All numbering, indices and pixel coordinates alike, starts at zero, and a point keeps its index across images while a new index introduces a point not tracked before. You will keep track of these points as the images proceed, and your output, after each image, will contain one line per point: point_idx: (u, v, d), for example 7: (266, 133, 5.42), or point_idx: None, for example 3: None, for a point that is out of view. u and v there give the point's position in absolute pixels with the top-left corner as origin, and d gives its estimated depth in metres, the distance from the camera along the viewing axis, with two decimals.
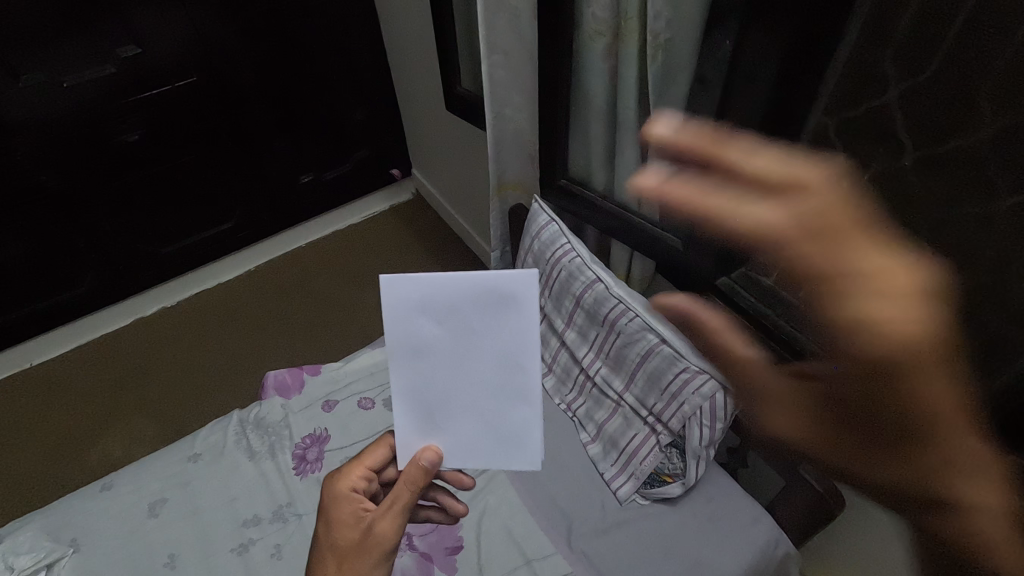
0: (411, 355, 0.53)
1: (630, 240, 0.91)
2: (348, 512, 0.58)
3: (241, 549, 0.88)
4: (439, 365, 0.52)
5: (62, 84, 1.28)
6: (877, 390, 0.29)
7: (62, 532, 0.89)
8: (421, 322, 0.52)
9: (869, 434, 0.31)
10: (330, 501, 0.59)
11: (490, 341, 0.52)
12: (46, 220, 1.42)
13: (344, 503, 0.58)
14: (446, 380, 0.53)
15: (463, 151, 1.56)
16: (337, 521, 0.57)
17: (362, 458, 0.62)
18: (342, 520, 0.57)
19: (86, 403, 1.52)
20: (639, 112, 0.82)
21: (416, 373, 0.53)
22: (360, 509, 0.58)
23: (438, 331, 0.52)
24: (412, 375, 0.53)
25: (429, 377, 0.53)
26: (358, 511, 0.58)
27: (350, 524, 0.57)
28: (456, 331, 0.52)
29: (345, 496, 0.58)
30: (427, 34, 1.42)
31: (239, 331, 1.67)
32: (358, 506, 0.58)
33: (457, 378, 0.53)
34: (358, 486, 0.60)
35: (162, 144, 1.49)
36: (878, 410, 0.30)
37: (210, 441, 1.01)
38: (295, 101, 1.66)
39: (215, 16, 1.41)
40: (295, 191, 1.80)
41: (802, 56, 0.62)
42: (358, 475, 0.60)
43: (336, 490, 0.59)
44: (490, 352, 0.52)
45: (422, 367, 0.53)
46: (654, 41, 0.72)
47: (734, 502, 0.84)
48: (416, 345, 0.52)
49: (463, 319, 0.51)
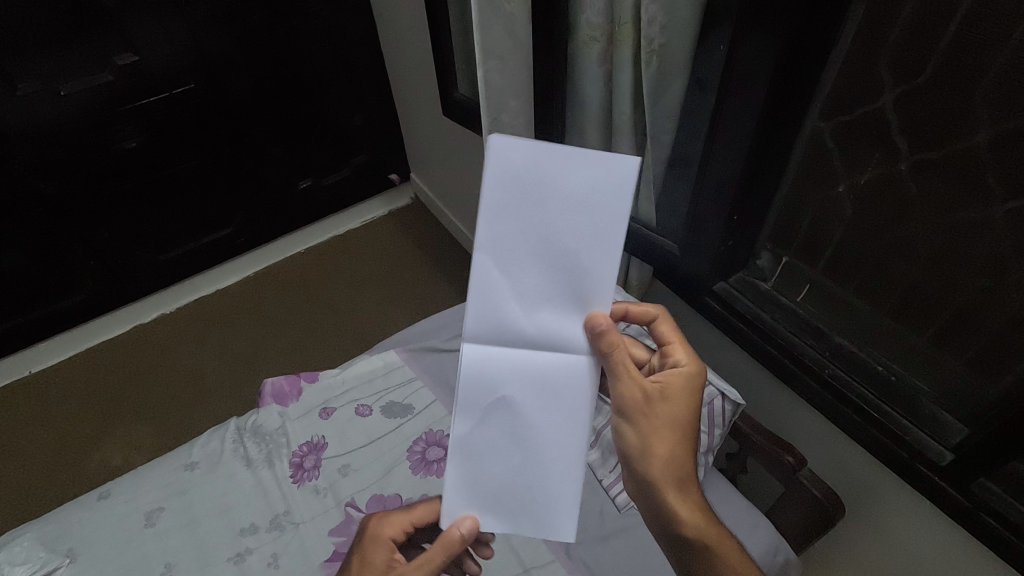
0: (497, 230, 0.45)
1: (628, 246, 0.90)
2: (379, 560, 0.60)
3: (238, 558, 0.88)
4: (547, 232, 0.46)
5: (59, 93, 1.29)
6: (695, 384, 0.58)
7: (58, 541, 0.89)
8: (502, 265, 0.46)
9: (681, 407, 0.57)
10: (367, 539, 0.62)
11: (574, 276, 0.46)
12: (44, 228, 1.42)
13: (378, 550, 0.61)
14: (543, 210, 0.45)
15: (461, 156, 1.56)
16: (369, 561, 0.60)
17: (409, 513, 0.63)
18: (371, 565, 0.60)
19: (84, 411, 1.52)
20: (634, 117, 0.82)
21: (508, 204, 0.45)
22: (392, 559, 0.60)
23: (523, 275, 0.46)
24: (507, 205, 0.45)
25: (524, 195, 0.45)
26: (389, 560, 0.60)
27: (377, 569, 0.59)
28: (519, 375, 0.48)
29: (383, 542, 0.61)
30: (424, 39, 1.42)
31: (237, 338, 1.67)
32: (390, 556, 0.60)
33: (553, 203, 0.45)
34: (398, 538, 0.62)
35: (159, 150, 1.49)
36: (693, 393, 0.58)
37: (207, 448, 1.01)
38: (293, 107, 1.66)
39: (212, 23, 1.41)
40: (294, 196, 1.80)
41: (798, 61, 0.62)
42: (402, 527, 0.62)
43: (376, 534, 0.62)
44: (568, 264, 0.47)
45: (505, 219, 0.45)
46: (649, 46, 0.72)
47: (734, 509, 0.80)
48: (498, 243, 0.46)
49: (538, 310, 0.48)
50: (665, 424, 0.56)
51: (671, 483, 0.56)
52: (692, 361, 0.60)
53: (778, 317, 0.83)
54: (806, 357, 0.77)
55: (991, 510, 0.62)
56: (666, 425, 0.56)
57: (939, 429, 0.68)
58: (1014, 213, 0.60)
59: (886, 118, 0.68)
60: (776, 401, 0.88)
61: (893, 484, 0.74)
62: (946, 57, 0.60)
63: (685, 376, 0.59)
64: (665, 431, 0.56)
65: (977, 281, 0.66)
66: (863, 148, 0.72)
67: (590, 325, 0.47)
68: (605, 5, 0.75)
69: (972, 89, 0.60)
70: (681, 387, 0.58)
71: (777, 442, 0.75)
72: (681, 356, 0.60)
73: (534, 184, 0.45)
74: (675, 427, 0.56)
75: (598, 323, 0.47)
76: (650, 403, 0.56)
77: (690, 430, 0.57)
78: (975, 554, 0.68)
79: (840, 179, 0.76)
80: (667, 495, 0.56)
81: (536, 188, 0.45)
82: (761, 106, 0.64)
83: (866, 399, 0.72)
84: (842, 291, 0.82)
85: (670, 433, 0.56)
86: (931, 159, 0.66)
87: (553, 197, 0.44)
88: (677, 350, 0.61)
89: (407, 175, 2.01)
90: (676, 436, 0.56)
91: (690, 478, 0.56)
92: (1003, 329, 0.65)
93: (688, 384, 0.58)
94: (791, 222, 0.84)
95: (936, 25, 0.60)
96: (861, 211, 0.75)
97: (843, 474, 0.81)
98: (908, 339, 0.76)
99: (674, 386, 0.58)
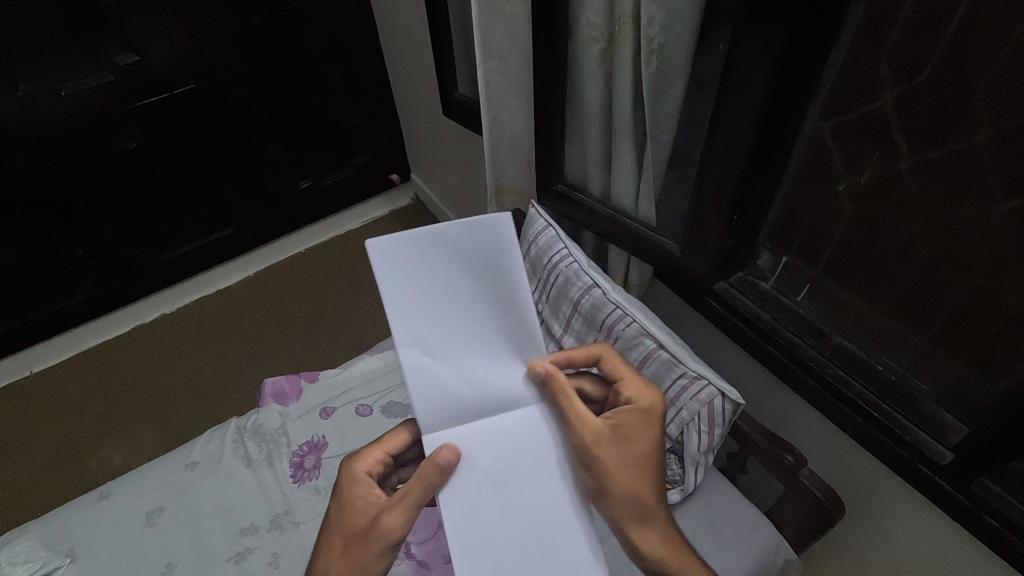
0: (412, 325, 0.51)
1: (628, 246, 0.90)
2: (358, 495, 0.59)
3: (239, 557, 0.88)
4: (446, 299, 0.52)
5: (60, 93, 1.29)
6: (653, 422, 0.59)
7: (58, 541, 0.89)
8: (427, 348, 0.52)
9: (639, 447, 0.58)
10: (342, 481, 0.60)
11: (482, 315, 0.54)
12: (44, 229, 1.42)
13: (356, 486, 0.59)
14: (448, 284, 0.52)
15: (462, 156, 1.56)
16: (348, 504, 0.59)
17: (380, 443, 0.62)
18: (351, 503, 0.58)
19: (85, 411, 1.52)
20: (634, 117, 0.82)
21: (415, 297, 0.51)
22: (371, 495, 0.59)
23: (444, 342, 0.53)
24: (414, 298, 0.51)
25: (427, 281, 0.51)
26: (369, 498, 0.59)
27: (361, 510, 0.58)
28: (480, 441, 0.55)
29: (359, 480, 0.60)
30: (424, 38, 1.42)
31: (238, 338, 1.67)
32: (369, 491, 0.59)
33: (458, 273, 0.52)
34: (373, 471, 0.61)
35: (160, 151, 1.49)
36: (650, 432, 0.59)
37: (207, 448, 1.01)
38: (294, 107, 1.66)
39: (213, 23, 1.41)
40: (294, 196, 1.80)
41: (798, 61, 0.62)
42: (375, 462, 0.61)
43: (350, 471, 0.60)
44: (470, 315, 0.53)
45: (415, 308, 0.51)
46: (649, 46, 0.72)
47: (735, 509, 0.80)
48: (419, 324, 0.52)
49: (463, 364, 0.54)
50: (623, 470, 0.57)
51: (634, 518, 0.58)
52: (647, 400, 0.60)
53: (779, 317, 0.83)
54: (806, 356, 0.77)
55: (992, 510, 0.62)
56: (626, 470, 0.57)
57: (940, 428, 0.68)
58: (1014, 213, 0.60)
59: (886, 117, 0.68)
60: (776, 401, 0.88)
61: (893, 483, 0.74)
62: (946, 56, 0.60)
63: (639, 417, 0.59)
64: (626, 475, 0.57)
65: (978, 281, 0.66)
66: (863, 147, 0.72)
67: (533, 373, 0.56)
68: (604, 5, 0.75)
69: (972, 89, 0.60)
70: (638, 426, 0.59)
71: (778, 442, 0.75)
72: (633, 392, 0.60)
73: (434, 267, 0.51)
74: (633, 470, 0.58)
75: (539, 371, 0.56)
76: (608, 453, 0.56)
77: (651, 468, 0.59)
78: (976, 554, 0.68)
79: (840, 178, 0.76)
80: (630, 528, 0.59)
81: (435, 273, 0.51)
82: (760, 106, 0.64)
83: (867, 398, 0.72)
84: (843, 290, 0.82)
85: (629, 477, 0.57)
86: (932, 158, 0.66)
87: (453, 270, 0.51)
88: (630, 390, 0.61)
89: (407, 175, 2.01)
90: (634, 477, 0.57)
91: (655, 509, 0.59)
92: (1003, 328, 0.65)
93: (646, 422, 0.59)
94: (791, 222, 0.84)
95: (936, 24, 0.60)
96: (861, 210, 0.75)
97: (843, 474, 0.81)
98: (909, 339, 0.76)
99: (630, 429, 0.58)
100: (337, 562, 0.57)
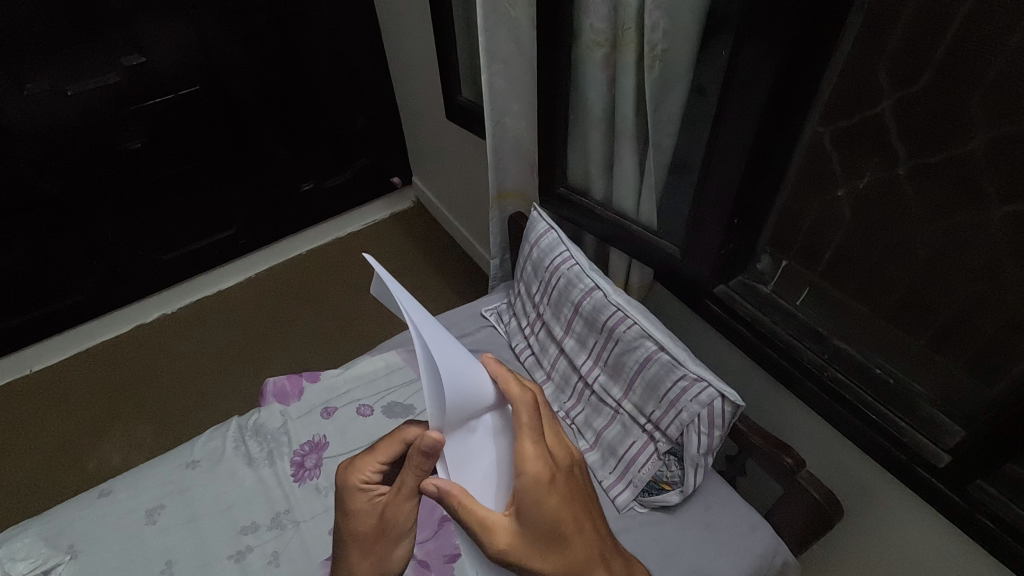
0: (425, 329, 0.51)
1: (629, 248, 0.91)
2: (362, 502, 0.61)
3: (239, 556, 0.88)
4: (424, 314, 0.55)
5: (66, 93, 1.29)
6: (545, 499, 0.52)
7: (59, 538, 0.89)
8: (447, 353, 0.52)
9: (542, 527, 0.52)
10: (343, 492, 0.61)
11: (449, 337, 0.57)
12: (47, 227, 1.42)
13: (358, 496, 0.60)
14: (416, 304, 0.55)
15: (463, 159, 1.57)
16: (355, 510, 0.61)
17: (374, 454, 0.60)
18: (359, 511, 0.60)
19: (84, 411, 1.52)
20: (636, 122, 0.83)
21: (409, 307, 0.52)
22: (373, 497, 0.61)
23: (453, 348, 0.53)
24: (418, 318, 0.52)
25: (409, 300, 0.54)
26: (373, 499, 0.61)
27: (368, 512, 0.60)
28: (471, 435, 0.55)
29: (358, 489, 0.60)
30: (427, 42, 1.43)
31: (238, 338, 1.68)
32: (370, 496, 0.61)
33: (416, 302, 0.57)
34: (370, 479, 0.60)
35: (162, 150, 1.49)
36: (544, 507, 0.52)
37: (208, 446, 1.01)
38: (297, 109, 1.66)
39: (217, 24, 1.42)
40: (295, 198, 1.81)
41: (798, 65, 0.63)
42: (370, 470, 0.60)
43: (347, 483, 0.60)
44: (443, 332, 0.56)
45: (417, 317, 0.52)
46: (651, 52, 0.73)
47: (734, 509, 0.81)
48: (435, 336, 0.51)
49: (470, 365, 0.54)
50: (538, 552, 0.53)
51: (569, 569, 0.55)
52: (537, 460, 0.52)
53: (778, 320, 0.83)
54: (806, 360, 0.77)
55: (989, 512, 0.62)
56: (541, 547, 0.53)
57: (938, 431, 0.68)
58: (1011, 218, 0.61)
59: (884, 124, 0.69)
60: (774, 403, 0.89)
61: (890, 485, 0.75)
62: (943, 64, 0.61)
63: (534, 488, 0.51)
64: (539, 553, 0.53)
65: (975, 286, 0.67)
66: (864, 152, 0.72)
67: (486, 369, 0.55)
68: (609, 10, 0.76)
69: (968, 97, 0.61)
70: (537, 497, 0.52)
71: (777, 443, 0.75)
72: (523, 463, 0.52)
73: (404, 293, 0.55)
74: (548, 543, 0.53)
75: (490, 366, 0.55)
76: (521, 548, 0.52)
77: (563, 536, 0.53)
78: (972, 554, 0.68)
79: (840, 183, 0.76)
80: None
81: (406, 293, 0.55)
82: (762, 112, 0.65)
83: (866, 401, 0.72)
84: (841, 294, 0.83)
85: (544, 551, 0.53)
86: (928, 164, 0.66)
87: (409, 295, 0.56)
88: (522, 450, 0.53)
89: (407, 179, 2.02)
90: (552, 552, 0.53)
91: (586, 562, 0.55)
92: (1000, 332, 0.66)
93: (541, 495, 0.52)
94: (792, 226, 0.85)
95: (934, 32, 0.61)
96: (861, 214, 0.76)
97: (840, 476, 0.82)
98: (908, 342, 0.76)
99: (530, 510, 0.51)
100: (360, 554, 0.61)
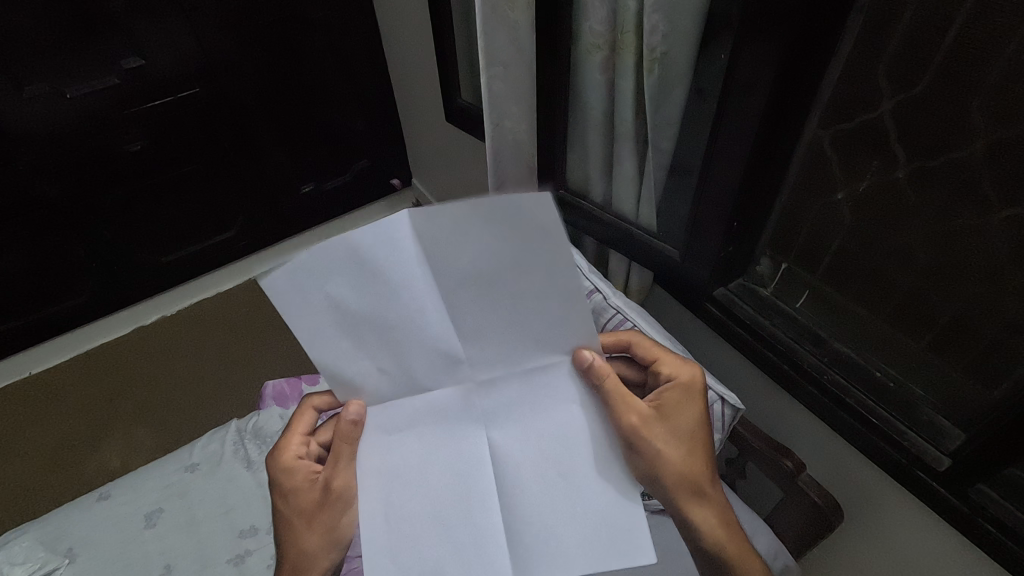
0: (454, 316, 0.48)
1: (629, 251, 0.91)
2: (300, 479, 0.58)
3: (238, 559, 0.88)
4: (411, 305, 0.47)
5: (64, 95, 1.29)
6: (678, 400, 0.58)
7: (58, 542, 0.89)
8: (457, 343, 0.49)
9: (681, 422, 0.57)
10: (275, 472, 0.59)
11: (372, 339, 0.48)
12: (48, 231, 1.43)
13: (293, 473, 0.58)
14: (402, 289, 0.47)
15: (462, 161, 1.57)
16: (293, 489, 0.58)
17: (295, 428, 0.60)
18: (297, 489, 0.58)
19: (84, 413, 1.52)
20: (636, 124, 0.83)
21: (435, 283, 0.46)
22: (312, 472, 0.58)
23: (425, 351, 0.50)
24: (435, 252, 0.44)
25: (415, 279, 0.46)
26: (310, 474, 0.58)
27: (308, 488, 0.57)
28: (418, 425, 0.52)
29: (292, 466, 0.58)
30: (427, 44, 1.43)
31: (238, 338, 1.68)
32: (307, 471, 0.58)
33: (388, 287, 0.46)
34: (301, 453, 0.59)
35: (162, 152, 1.49)
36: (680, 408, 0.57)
37: (208, 449, 1.01)
38: (297, 111, 1.67)
39: (216, 26, 1.42)
40: (295, 200, 1.81)
41: (796, 69, 0.63)
42: (298, 443, 0.60)
43: (280, 463, 0.59)
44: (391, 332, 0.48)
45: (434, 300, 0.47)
46: (650, 54, 0.73)
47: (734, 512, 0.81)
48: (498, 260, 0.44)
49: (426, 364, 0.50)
50: (675, 452, 0.56)
51: (687, 499, 0.57)
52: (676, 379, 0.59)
53: (778, 323, 0.83)
54: (806, 363, 0.78)
55: (990, 516, 0.62)
56: (681, 447, 0.56)
57: (939, 435, 0.68)
58: (1010, 221, 0.61)
59: (884, 126, 0.69)
60: (773, 405, 0.89)
61: (889, 488, 0.75)
62: (943, 67, 0.61)
63: (675, 390, 0.58)
64: (673, 452, 0.55)
65: (976, 288, 0.66)
66: (862, 155, 0.72)
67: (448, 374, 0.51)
68: (608, 13, 0.76)
69: (968, 100, 0.60)
70: (676, 401, 0.58)
71: (775, 446, 0.75)
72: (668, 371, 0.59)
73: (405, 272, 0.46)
74: (684, 443, 0.57)
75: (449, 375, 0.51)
76: (659, 437, 0.55)
77: (693, 443, 0.57)
78: (970, 557, 0.68)
79: (839, 186, 0.76)
80: (687, 505, 0.57)
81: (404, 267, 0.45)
82: (760, 116, 0.65)
83: (866, 405, 0.72)
84: (842, 297, 0.82)
85: (678, 454, 0.56)
86: (929, 167, 0.66)
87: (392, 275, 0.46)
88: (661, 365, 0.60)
89: (407, 180, 2.03)
90: (679, 459, 0.55)
91: (704, 485, 0.58)
92: (1000, 334, 0.65)
93: (682, 397, 0.58)
94: (792, 228, 0.84)
95: (934, 34, 0.61)
96: (860, 217, 0.75)
97: (839, 477, 0.82)
98: (907, 346, 0.76)
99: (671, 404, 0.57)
100: (309, 535, 0.57)
